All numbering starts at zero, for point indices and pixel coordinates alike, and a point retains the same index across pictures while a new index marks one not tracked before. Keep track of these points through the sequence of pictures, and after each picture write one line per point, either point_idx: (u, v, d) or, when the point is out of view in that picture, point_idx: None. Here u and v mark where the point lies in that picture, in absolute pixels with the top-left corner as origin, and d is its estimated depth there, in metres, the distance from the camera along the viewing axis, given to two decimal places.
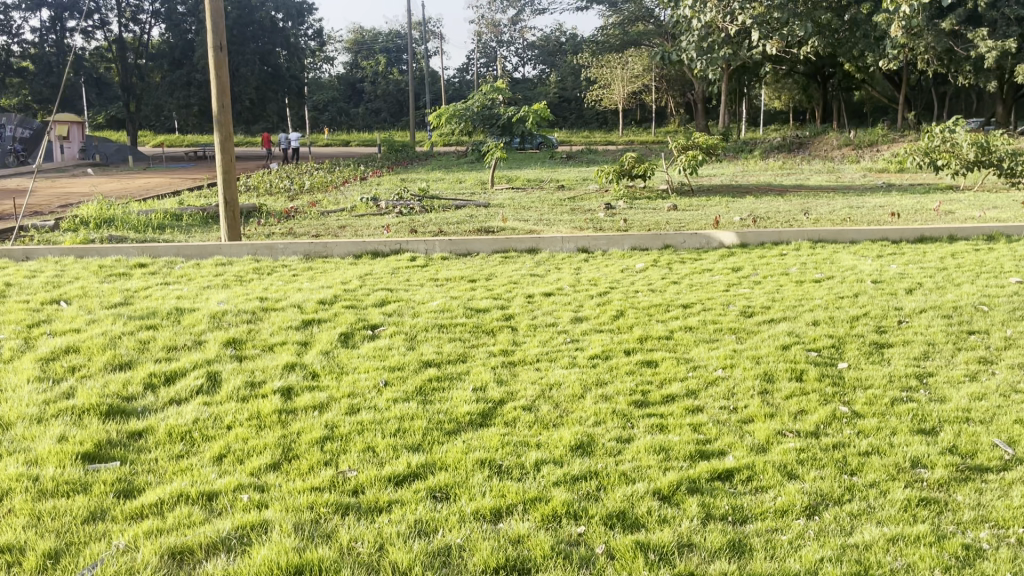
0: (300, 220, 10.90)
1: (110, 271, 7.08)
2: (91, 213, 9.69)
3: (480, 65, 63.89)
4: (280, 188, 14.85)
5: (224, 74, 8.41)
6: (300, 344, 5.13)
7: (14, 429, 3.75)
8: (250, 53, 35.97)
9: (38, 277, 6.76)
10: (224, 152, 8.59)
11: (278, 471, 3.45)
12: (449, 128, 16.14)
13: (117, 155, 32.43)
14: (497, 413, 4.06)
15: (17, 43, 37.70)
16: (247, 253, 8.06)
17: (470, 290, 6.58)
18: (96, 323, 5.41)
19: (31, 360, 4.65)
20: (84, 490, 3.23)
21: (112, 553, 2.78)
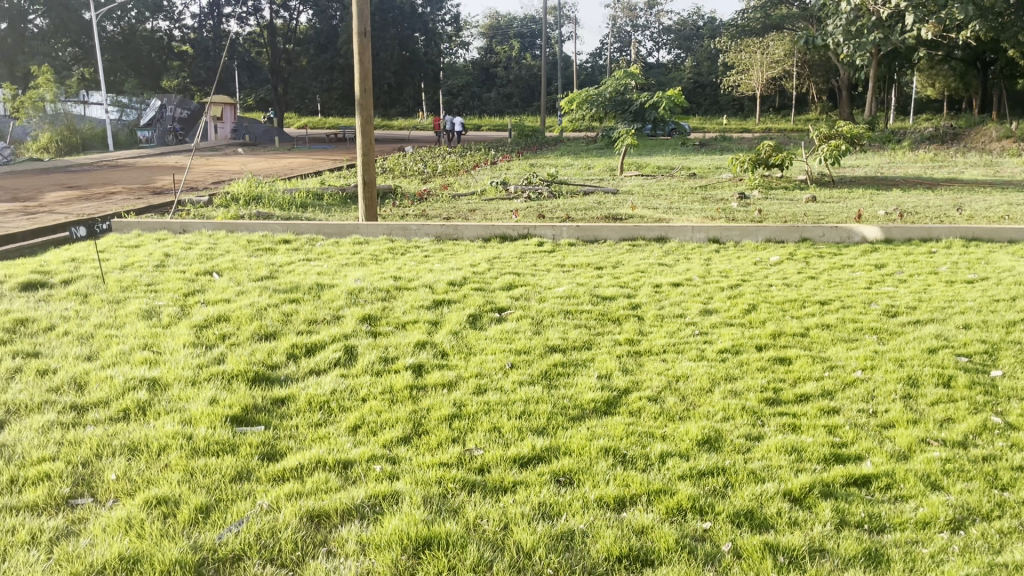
0: (432, 202, 11.15)
1: (257, 246, 7.49)
2: (241, 190, 10.28)
3: (614, 50, 63.36)
4: (414, 171, 15.30)
5: (366, 60, 8.69)
6: (430, 323, 5.27)
7: (171, 390, 4.05)
8: (390, 39, 37.02)
9: (194, 249, 7.24)
10: (364, 134, 8.89)
11: (409, 445, 3.57)
12: (579, 114, 16.07)
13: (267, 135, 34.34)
14: (622, 402, 4.05)
15: (179, 27, 40.67)
16: (382, 233, 8.32)
17: (597, 277, 6.56)
18: (245, 294, 5.75)
19: (186, 326, 5.00)
20: (232, 451, 3.45)
21: (257, 512, 2.96)
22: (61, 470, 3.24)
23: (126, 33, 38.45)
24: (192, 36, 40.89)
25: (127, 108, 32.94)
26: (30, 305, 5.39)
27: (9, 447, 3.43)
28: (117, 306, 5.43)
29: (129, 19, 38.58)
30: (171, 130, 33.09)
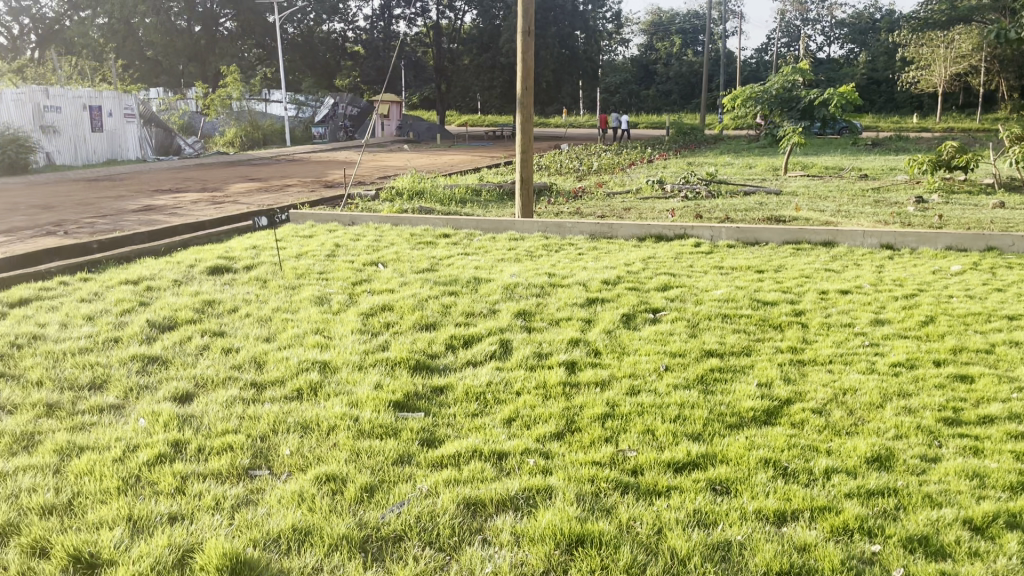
0: (587, 200, 11.16)
1: (419, 239, 7.77)
2: (405, 185, 10.70)
3: (781, 45, 61.17)
4: (570, 169, 15.39)
5: (529, 58, 8.80)
6: (584, 320, 5.28)
7: (340, 373, 4.29)
8: (551, 37, 37.34)
9: (361, 240, 7.61)
10: (524, 132, 9.01)
11: (562, 441, 3.59)
12: (741, 112, 15.60)
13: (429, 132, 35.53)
14: (783, 412, 3.89)
15: (352, 28, 42.92)
16: (537, 230, 8.41)
17: (757, 281, 6.34)
18: (407, 285, 5.98)
19: (353, 313, 5.26)
20: (394, 435, 3.60)
21: (417, 496, 3.07)
22: (242, 442, 3.49)
23: (304, 35, 40.91)
24: (364, 37, 42.52)
25: (305, 105, 34.96)
26: (217, 288, 5.84)
27: (197, 418, 3.74)
28: (292, 292, 5.79)
29: (308, 21, 41.00)
30: (342, 127, 35.17)
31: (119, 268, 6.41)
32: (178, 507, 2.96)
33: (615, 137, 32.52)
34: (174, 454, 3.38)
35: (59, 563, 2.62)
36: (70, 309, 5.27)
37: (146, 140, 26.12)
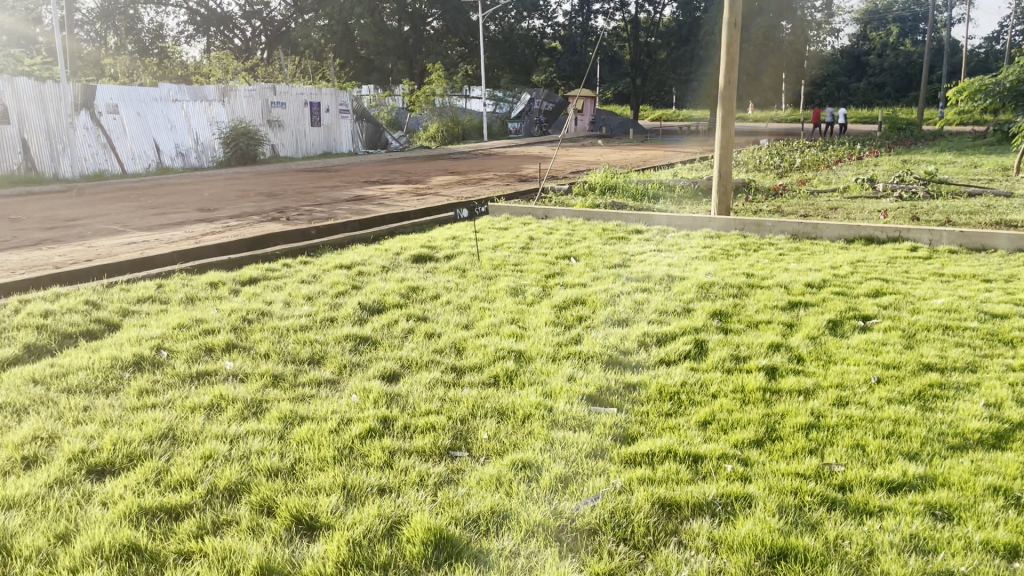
0: (788, 198, 10.65)
1: (612, 234, 7.76)
2: (598, 179, 10.70)
3: (1017, 33, 55.57)
4: (770, 165, 14.77)
5: (734, 50, 8.53)
6: (785, 324, 5.04)
7: (535, 363, 4.36)
8: (755, 28, 35.98)
9: (555, 234, 7.71)
10: (725, 127, 8.74)
11: (761, 449, 3.45)
12: (968, 106, 14.29)
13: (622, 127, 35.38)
14: (1016, 437, 3.52)
15: (550, 25, 44.84)
16: (734, 229, 8.13)
17: (984, 291, 5.77)
18: (601, 280, 5.98)
19: (548, 306, 5.34)
20: (588, 428, 3.61)
21: (611, 491, 3.07)
22: (443, 423, 3.64)
23: (505, 32, 42.10)
24: (563, 33, 44.16)
25: (502, 101, 36.00)
26: (420, 275, 6.12)
27: (403, 397, 3.94)
28: (489, 282, 5.96)
29: (508, 19, 42.16)
30: (537, 122, 35.81)
31: (333, 253, 6.88)
32: (386, 480, 3.14)
33: (829, 134, 30.92)
34: (383, 430, 3.59)
35: (283, 523, 2.85)
36: (292, 289, 5.73)
37: (357, 134, 27.97)
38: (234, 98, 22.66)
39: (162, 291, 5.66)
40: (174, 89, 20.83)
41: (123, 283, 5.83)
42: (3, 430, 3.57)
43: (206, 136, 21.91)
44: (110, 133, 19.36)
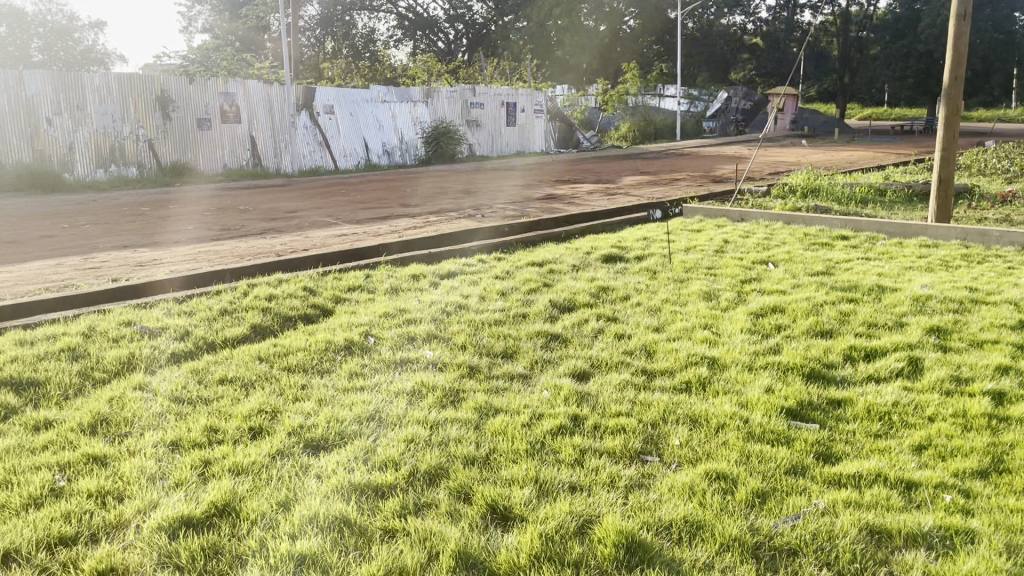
0: (1019, 206, 9.63)
1: (814, 240, 7.38)
2: (800, 181, 10.21)
3: None
4: (998, 170, 13.46)
5: (961, 45, 7.82)
6: (1016, 346, 4.56)
7: (730, 371, 4.23)
8: (984, 20, 32.91)
9: (751, 238, 7.44)
10: (948, 127, 8.04)
11: (987, 481, 3.14)
12: None
13: (825, 127, 33.56)
14: None
15: (752, 21, 44.09)
16: (954, 238, 7.46)
17: None
18: (801, 288, 5.69)
19: (744, 312, 5.15)
20: (787, 443, 3.45)
21: (813, 511, 2.91)
22: (634, 426, 3.61)
23: (704, 29, 41.15)
24: (765, 28, 43.54)
25: (697, 100, 35.44)
26: (611, 276, 6.11)
27: (594, 396, 3.95)
28: (681, 285, 5.85)
29: (707, 15, 41.28)
30: (733, 121, 34.77)
31: (525, 251, 7.01)
32: (578, 478, 3.16)
33: None
34: (574, 428, 3.62)
35: (479, 511, 2.94)
36: (487, 284, 5.91)
37: (550, 134, 28.42)
38: (437, 99, 23.74)
39: (369, 281, 6.03)
40: (382, 91, 22.22)
41: (335, 271, 6.27)
42: (233, 401, 3.95)
43: (411, 136, 23.04)
44: (326, 132, 20.88)
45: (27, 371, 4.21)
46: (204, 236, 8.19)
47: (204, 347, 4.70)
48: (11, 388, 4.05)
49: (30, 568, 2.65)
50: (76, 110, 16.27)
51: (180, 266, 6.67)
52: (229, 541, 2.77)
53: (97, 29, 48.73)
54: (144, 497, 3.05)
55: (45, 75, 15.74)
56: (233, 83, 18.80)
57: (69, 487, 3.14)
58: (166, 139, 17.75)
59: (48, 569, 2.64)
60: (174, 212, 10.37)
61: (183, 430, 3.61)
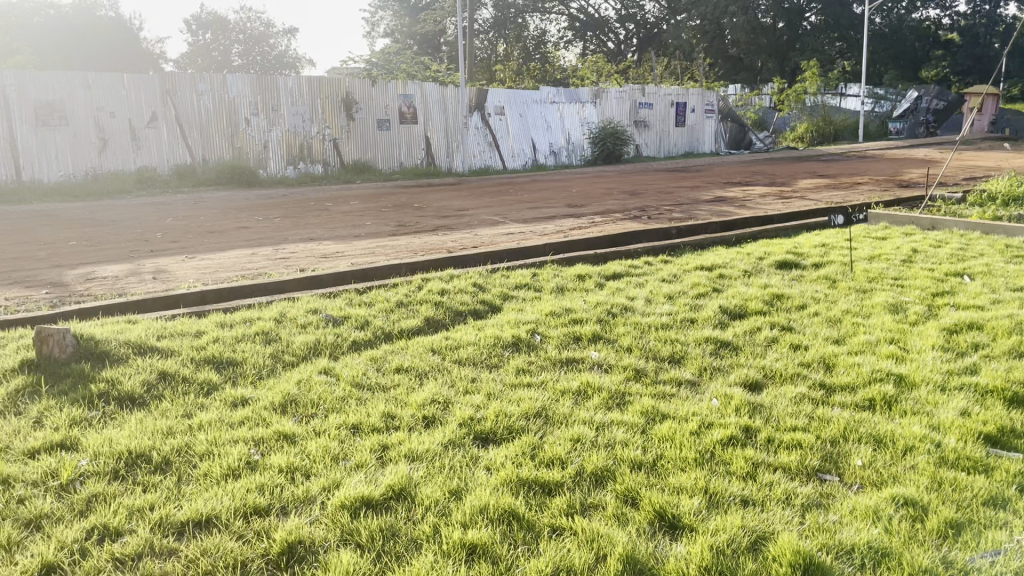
0: None
1: (1017, 252, 6.74)
2: (1002, 188, 9.37)
3: None
4: None
5: None
6: None
7: (918, 391, 3.94)
8: None
9: (944, 248, 6.90)
10: None
11: None
12: None
13: None
14: None
15: (948, 15, 41.20)
16: None
17: None
18: (1002, 304, 5.22)
19: (935, 328, 4.79)
20: (985, 472, 3.17)
21: (1016, 546, 2.65)
22: (812, 443, 3.44)
23: (893, 25, 38.69)
24: (963, 23, 40.52)
25: (884, 100, 33.51)
26: (786, 283, 5.86)
27: (766, 408, 3.80)
28: (863, 296, 5.52)
29: (897, 10, 38.87)
30: (923, 122, 32.46)
31: (694, 254, 6.87)
32: (750, 492, 3.06)
33: None
34: (746, 439, 3.50)
35: (646, 516, 2.91)
36: (654, 287, 5.83)
37: (720, 135, 27.70)
38: (605, 100, 23.76)
39: (537, 280, 6.11)
40: (552, 91, 22.54)
41: (503, 269, 6.41)
42: (408, 390, 4.13)
43: (577, 136, 23.23)
44: (497, 133, 21.37)
45: (227, 351, 4.60)
46: (382, 231, 8.60)
47: (381, 337, 4.95)
48: (214, 366, 4.44)
49: (230, 533, 2.89)
50: (271, 111, 17.59)
51: (360, 258, 7.05)
52: (404, 525, 2.90)
53: (291, 35, 52.41)
54: (328, 476, 3.25)
55: (246, 78, 17.12)
56: (411, 85, 19.63)
57: (263, 462, 3.39)
58: (349, 138, 18.80)
59: (245, 535, 2.88)
60: (354, 208, 10.96)
61: (363, 415, 3.81)
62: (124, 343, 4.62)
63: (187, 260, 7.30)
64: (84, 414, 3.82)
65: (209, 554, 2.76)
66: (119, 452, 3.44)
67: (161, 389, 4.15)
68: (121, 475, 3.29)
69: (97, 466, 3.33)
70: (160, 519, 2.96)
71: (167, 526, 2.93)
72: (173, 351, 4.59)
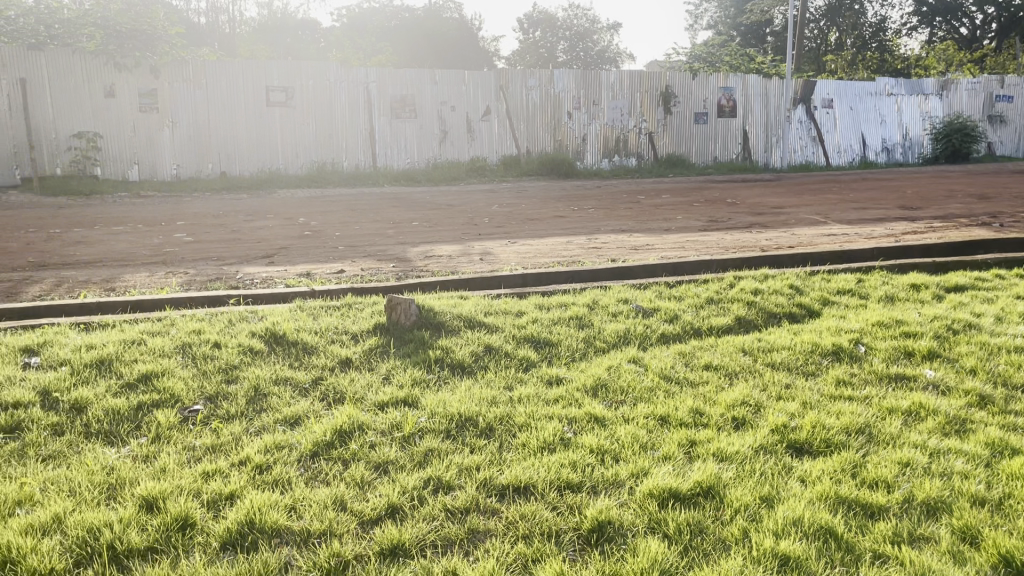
0: None
1: None
2: None
3: None
4: None
5: None
6: None
7: None
8: None
9: None
10: None
11: None
12: None
13: None
14: None
15: None
16: None
17: None
18: None
19: None
20: None
21: None
22: None
23: None
24: None
25: None
26: None
27: None
28: None
29: None
30: None
31: None
32: None
33: None
34: None
35: (988, 558, 2.59)
36: (1005, 304, 5.16)
37: None
38: (953, 92, 21.64)
39: (862, 286, 5.69)
40: (890, 83, 20.88)
41: (824, 272, 6.06)
42: (717, 388, 4.08)
43: (916, 132, 21.38)
44: (822, 127, 20.25)
45: (544, 331, 4.88)
46: (693, 226, 8.53)
47: (691, 332, 4.93)
48: (531, 344, 4.73)
49: (544, 503, 3.07)
50: (592, 105, 18.23)
51: (670, 252, 7.06)
52: (713, 524, 2.88)
53: (614, 31, 53.40)
54: (637, 463, 3.32)
55: (571, 73, 17.91)
56: (732, 77, 19.27)
57: (576, 440, 3.56)
58: (664, 132, 18.93)
59: (558, 507, 3.04)
60: (665, 202, 10.99)
61: (671, 408, 3.83)
62: (456, 316, 5.09)
63: (509, 244, 7.82)
64: (422, 375, 4.28)
65: (527, 520, 2.96)
66: (451, 414, 3.80)
67: (486, 360, 4.52)
68: (451, 435, 3.64)
69: (432, 423, 3.72)
70: (484, 479, 3.23)
71: (491, 487, 3.19)
72: (498, 328, 4.97)
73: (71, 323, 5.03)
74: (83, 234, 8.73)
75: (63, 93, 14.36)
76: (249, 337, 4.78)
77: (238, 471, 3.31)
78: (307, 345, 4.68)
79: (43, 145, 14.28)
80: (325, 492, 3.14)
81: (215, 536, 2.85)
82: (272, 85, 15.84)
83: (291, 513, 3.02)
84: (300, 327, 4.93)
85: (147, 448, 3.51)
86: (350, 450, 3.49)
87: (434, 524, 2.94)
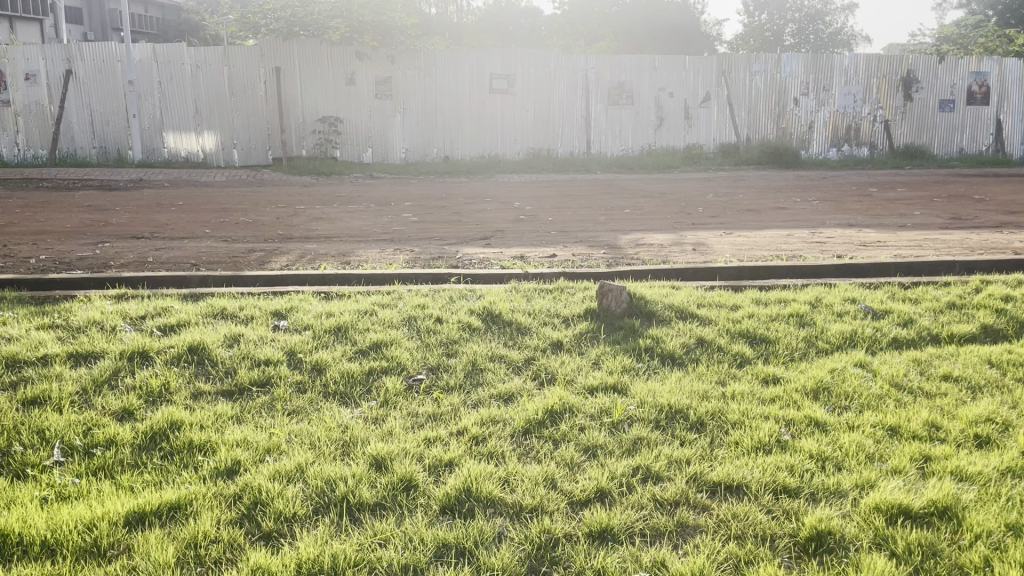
0: None
1: None
2: None
3: None
4: None
5: None
6: None
7: None
8: None
9: None
10: None
11: None
12: None
13: None
14: None
15: None
16: None
17: None
18: None
19: None
20: None
21: None
22: None
23: None
24: None
25: None
26: None
27: None
28: None
29: None
30: None
31: None
32: None
33: None
34: None
35: None
36: None
37: None
38: None
39: None
40: None
41: None
42: (958, 401, 3.73)
43: None
44: None
45: (761, 328, 4.69)
46: (933, 223, 7.83)
47: (927, 339, 4.53)
48: (746, 340, 4.57)
49: (757, 504, 2.97)
50: (822, 91, 17.27)
51: (905, 250, 6.53)
52: (948, 547, 2.64)
53: (849, 11, 49.87)
54: (862, 474, 3.12)
55: (800, 57, 17.07)
56: (987, 61, 17.68)
57: (793, 442, 3.40)
58: (903, 120, 17.59)
59: (774, 511, 2.92)
60: (901, 195, 10.16)
61: (902, 418, 3.56)
62: (668, 306, 5.04)
63: (725, 235, 7.60)
64: (633, 363, 4.27)
65: (740, 520, 2.87)
66: (661, 404, 3.77)
67: (699, 352, 4.43)
68: (661, 425, 3.61)
69: (642, 412, 3.71)
70: (695, 474, 3.18)
71: (702, 482, 3.13)
72: (711, 320, 4.85)
73: (314, 292, 5.52)
74: (323, 211, 9.53)
75: (311, 81, 15.70)
76: (468, 313, 5.00)
77: (456, 441, 3.48)
78: (520, 325, 4.83)
79: (292, 129, 15.71)
80: (536, 469, 3.23)
81: (435, 499, 3.01)
82: (496, 73, 16.37)
83: (504, 486, 3.13)
84: (515, 307, 5.09)
85: (376, 411, 3.78)
86: (561, 431, 3.55)
87: (643, 513, 2.93)
